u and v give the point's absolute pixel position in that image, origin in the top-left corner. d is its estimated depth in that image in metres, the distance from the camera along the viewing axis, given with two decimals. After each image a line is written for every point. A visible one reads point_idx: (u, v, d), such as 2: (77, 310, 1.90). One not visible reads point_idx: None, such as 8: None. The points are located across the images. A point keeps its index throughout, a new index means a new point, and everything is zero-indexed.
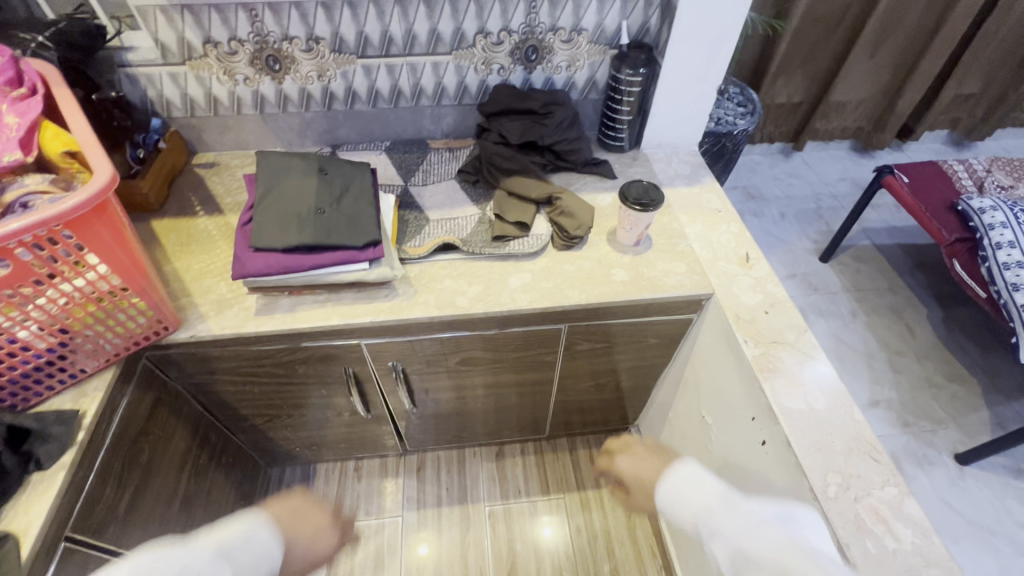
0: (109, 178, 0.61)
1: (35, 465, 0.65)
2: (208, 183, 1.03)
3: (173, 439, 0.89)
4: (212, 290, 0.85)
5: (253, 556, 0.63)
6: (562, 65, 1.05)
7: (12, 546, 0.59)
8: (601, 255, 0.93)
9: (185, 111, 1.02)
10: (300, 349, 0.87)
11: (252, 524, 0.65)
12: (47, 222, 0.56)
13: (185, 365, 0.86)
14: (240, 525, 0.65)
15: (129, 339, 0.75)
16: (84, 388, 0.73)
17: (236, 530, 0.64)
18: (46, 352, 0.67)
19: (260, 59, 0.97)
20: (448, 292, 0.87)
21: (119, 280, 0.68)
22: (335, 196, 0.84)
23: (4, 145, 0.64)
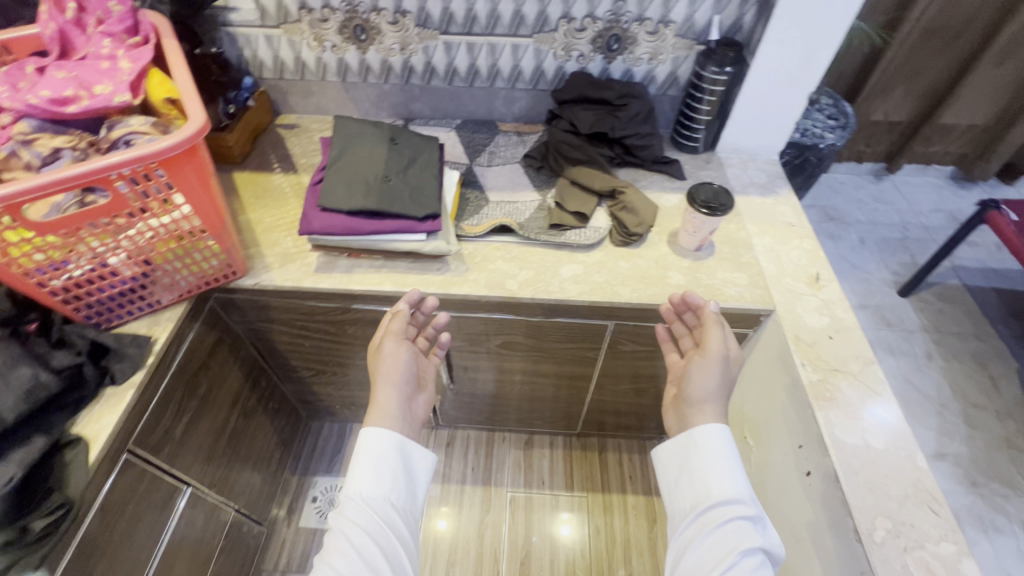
0: (201, 125, 0.66)
1: (110, 380, 0.72)
2: (287, 143, 1.09)
3: (228, 377, 0.96)
4: (279, 243, 0.90)
5: (397, 495, 0.69)
6: (644, 58, 1.02)
7: (83, 448, 0.65)
8: (659, 255, 0.90)
9: (275, 73, 1.08)
10: (351, 310, 0.90)
11: (374, 446, 0.70)
12: (144, 158, 0.61)
13: (246, 311, 0.92)
14: (364, 453, 0.69)
15: (201, 279, 0.81)
16: (158, 316, 0.79)
17: (368, 476, 0.68)
18: (130, 280, 0.73)
19: (348, 29, 1.00)
20: (498, 273, 0.87)
21: (199, 222, 0.73)
22: (402, 166, 0.86)
23: (116, 86, 0.70)
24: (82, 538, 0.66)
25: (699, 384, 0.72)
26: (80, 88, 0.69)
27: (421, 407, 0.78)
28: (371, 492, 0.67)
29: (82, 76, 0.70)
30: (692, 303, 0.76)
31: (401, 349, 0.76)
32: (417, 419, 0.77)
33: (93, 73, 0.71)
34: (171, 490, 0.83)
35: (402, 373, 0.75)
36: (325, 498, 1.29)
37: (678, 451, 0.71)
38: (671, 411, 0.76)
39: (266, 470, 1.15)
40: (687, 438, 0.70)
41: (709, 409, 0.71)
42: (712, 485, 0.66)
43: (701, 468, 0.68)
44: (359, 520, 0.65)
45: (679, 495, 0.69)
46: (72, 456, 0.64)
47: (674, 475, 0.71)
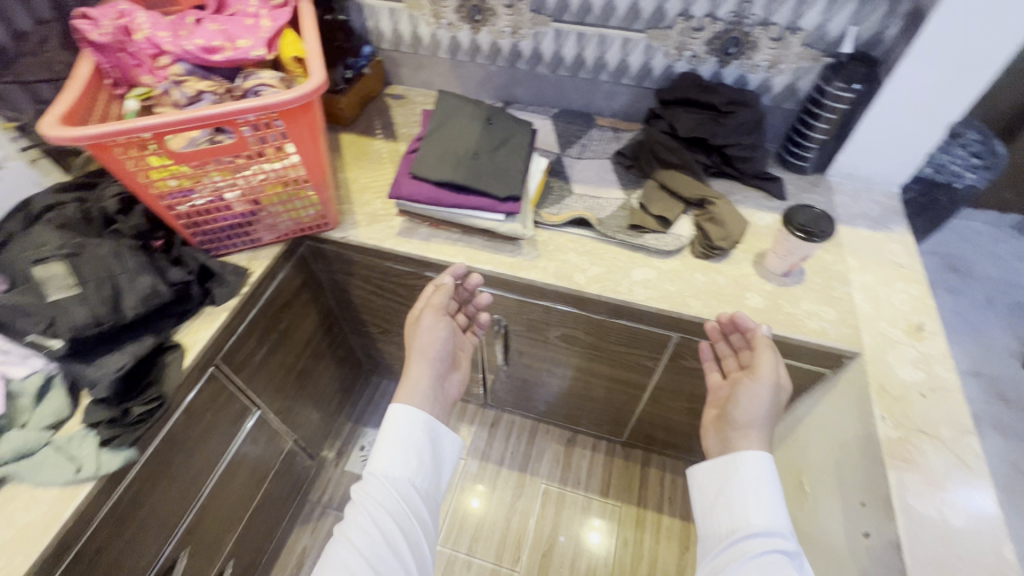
0: (321, 83, 0.71)
1: (210, 301, 0.81)
2: (392, 112, 1.15)
3: (306, 318, 1.05)
4: (369, 204, 0.96)
5: (420, 477, 0.71)
6: (762, 65, 0.96)
7: (180, 354, 0.74)
8: (740, 274, 0.85)
9: (392, 45, 1.14)
10: (423, 277, 0.95)
11: (402, 427, 0.73)
12: (268, 107, 0.68)
13: (331, 261, 1.00)
14: (391, 433, 0.72)
15: (298, 225, 0.88)
16: (257, 252, 0.88)
17: (392, 455, 0.71)
18: (240, 215, 0.81)
19: (465, 8, 1.03)
20: (568, 265, 0.86)
21: (305, 172, 0.79)
22: (493, 146, 0.87)
23: (255, 42, 0.78)
24: (168, 431, 0.76)
25: (747, 408, 0.70)
26: (227, 40, 0.78)
27: (451, 386, 0.82)
28: (395, 471, 0.70)
29: (230, 30, 0.79)
30: (740, 323, 0.74)
31: (439, 323, 0.80)
32: (446, 399, 0.81)
33: (239, 29, 0.79)
34: (242, 408, 0.92)
35: (436, 348, 0.79)
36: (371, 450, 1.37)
37: (716, 474, 0.70)
38: (713, 432, 0.75)
39: (325, 410, 1.24)
40: (728, 463, 0.69)
41: (754, 435, 0.69)
42: (750, 513, 0.64)
43: (740, 495, 0.66)
44: (381, 497, 0.68)
45: (714, 520, 0.67)
46: (171, 359, 0.74)
47: (710, 498, 0.69)
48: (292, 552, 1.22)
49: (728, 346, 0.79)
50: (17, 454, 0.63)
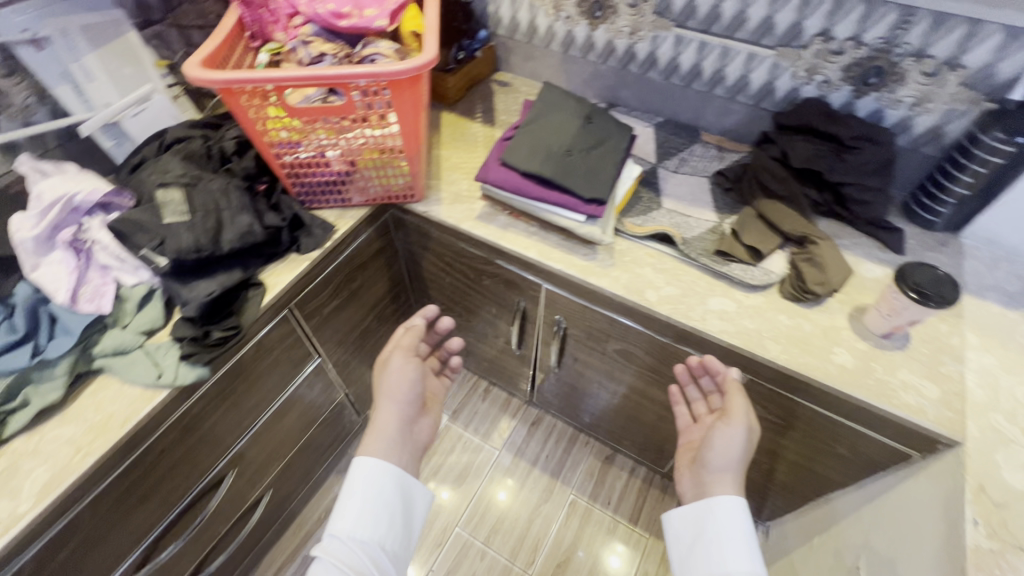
0: (432, 58, 0.73)
1: (295, 249, 0.86)
2: (495, 98, 1.16)
3: (378, 282, 1.10)
4: (456, 184, 0.98)
5: (384, 537, 0.78)
6: (905, 101, 0.85)
7: (261, 292, 0.80)
8: (831, 326, 0.77)
9: (508, 32, 1.15)
10: (493, 263, 0.96)
11: (368, 486, 0.80)
12: (379, 75, 0.70)
13: (412, 232, 1.04)
14: (359, 491, 0.79)
15: (387, 192, 0.91)
16: (345, 212, 0.92)
17: (358, 517, 0.77)
18: (336, 173, 0.86)
19: (586, 3, 1.02)
20: (641, 279, 0.83)
21: (401, 143, 0.82)
22: (588, 145, 0.85)
23: (380, 12, 0.81)
24: (238, 360, 0.82)
25: (722, 452, 0.76)
26: (355, 8, 0.81)
27: (423, 433, 0.91)
28: (360, 530, 0.76)
29: None
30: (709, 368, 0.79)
31: (410, 366, 0.89)
32: (416, 446, 0.90)
33: None
34: (305, 353, 0.98)
35: (406, 393, 0.88)
36: None
37: (694, 520, 0.78)
38: (690, 474, 0.83)
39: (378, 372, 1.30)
40: (702, 511, 0.77)
41: (728, 477, 0.77)
42: (728, 559, 0.73)
43: (717, 541, 0.74)
44: (345, 553, 0.74)
45: (695, 563, 0.76)
46: (252, 295, 0.79)
47: (689, 543, 0.78)
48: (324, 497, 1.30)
49: (699, 388, 0.86)
50: (115, 351, 0.70)
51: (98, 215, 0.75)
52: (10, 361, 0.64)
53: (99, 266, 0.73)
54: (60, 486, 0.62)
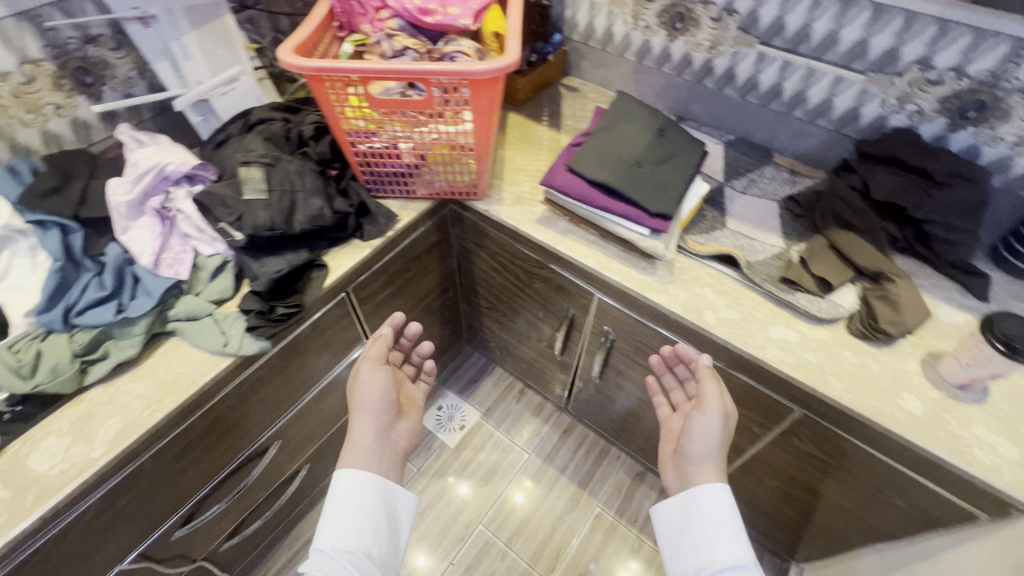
0: (515, 60, 0.73)
1: (358, 236, 0.88)
2: (563, 102, 1.16)
3: (430, 274, 1.12)
4: (518, 185, 0.98)
5: (370, 546, 0.75)
6: (1006, 139, 0.80)
7: (323, 274, 0.82)
8: (901, 369, 0.73)
9: (583, 37, 1.15)
10: (546, 268, 0.96)
11: (351, 494, 0.77)
12: (461, 73, 0.71)
13: (468, 228, 1.05)
14: (342, 501, 0.77)
15: (451, 188, 0.93)
16: (408, 203, 0.94)
17: (342, 528, 0.75)
18: (405, 165, 0.88)
19: (667, 14, 1.00)
20: (700, 299, 0.81)
21: (472, 141, 0.83)
22: (658, 158, 0.84)
23: (464, 12, 0.82)
24: (295, 336, 0.85)
25: (700, 440, 0.75)
26: (441, 5, 0.83)
27: (400, 438, 0.87)
28: (344, 542, 0.73)
29: None
30: (683, 356, 0.79)
31: (379, 375, 0.84)
32: (394, 453, 0.85)
33: None
34: (355, 337, 1.01)
35: (379, 401, 0.83)
36: (446, 412, 1.43)
37: (680, 510, 0.76)
38: (672, 466, 0.81)
39: None
40: (687, 501, 0.75)
41: (711, 465, 0.75)
42: (717, 549, 0.71)
43: (704, 532, 0.73)
44: (330, 570, 0.70)
45: (684, 557, 0.74)
46: (314, 276, 0.82)
47: (677, 536, 0.76)
48: None
49: (677, 376, 0.87)
50: (187, 316, 0.74)
51: (184, 186, 0.79)
52: (97, 315, 0.69)
53: (180, 234, 0.77)
54: (131, 437, 0.66)
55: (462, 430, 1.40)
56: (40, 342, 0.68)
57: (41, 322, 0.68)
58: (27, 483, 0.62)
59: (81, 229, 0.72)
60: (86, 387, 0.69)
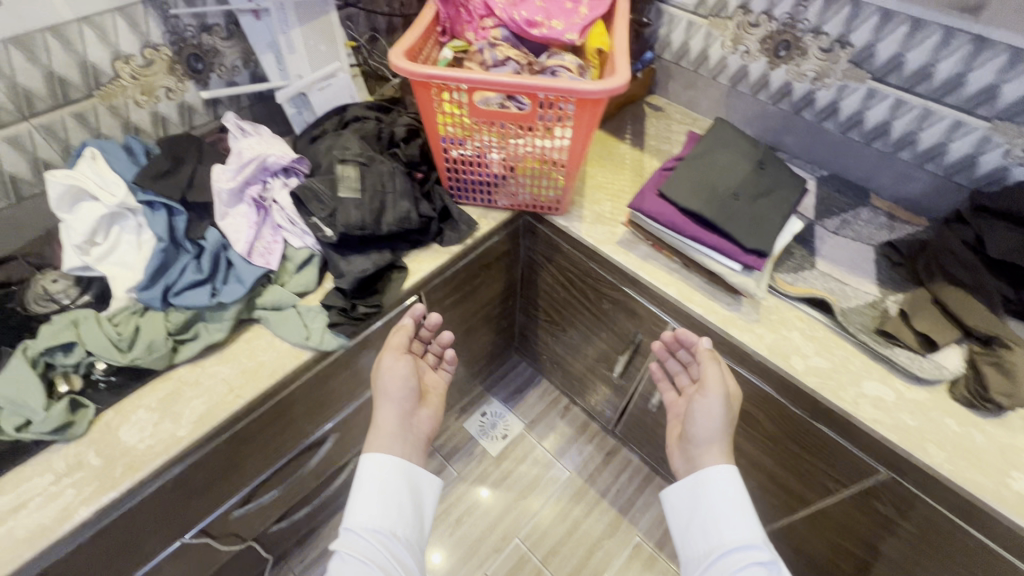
0: (625, 82, 0.71)
1: (438, 241, 0.88)
2: (646, 121, 1.13)
3: (495, 282, 1.12)
4: (599, 204, 0.96)
5: (397, 529, 0.73)
6: None
7: (402, 276, 0.82)
8: (1009, 444, 0.68)
9: (674, 57, 1.12)
10: (620, 290, 0.94)
11: (380, 476, 0.75)
12: (570, 91, 0.69)
13: (540, 241, 1.05)
14: (371, 483, 0.75)
15: (533, 201, 0.92)
16: (488, 212, 0.94)
17: (373, 508, 0.73)
18: (492, 175, 0.87)
19: (772, 41, 0.96)
20: (787, 343, 0.77)
21: (566, 158, 0.81)
22: (757, 192, 0.80)
23: (570, 27, 0.81)
24: (368, 335, 0.86)
25: (704, 422, 0.76)
26: (548, 19, 0.82)
27: (422, 423, 0.84)
28: (375, 522, 0.72)
29: (552, 10, 0.83)
30: (686, 342, 0.79)
31: (401, 365, 0.81)
32: (417, 439, 0.82)
33: (559, 11, 0.83)
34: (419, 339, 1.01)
35: (400, 388, 0.81)
36: (490, 420, 1.42)
37: (690, 495, 0.75)
38: (678, 451, 0.81)
39: (469, 367, 1.32)
40: (696, 483, 0.75)
41: (715, 445, 0.76)
42: (726, 530, 0.70)
43: (714, 515, 0.72)
44: (361, 550, 0.69)
45: (694, 540, 0.72)
46: (394, 278, 0.82)
47: (686, 520, 0.74)
48: None
49: (678, 361, 0.85)
50: (273, 306, 0.76)
51: (280, 178, 0.80)
52: (193, 298, 0.71)
53: (273, 224, 0.79)
54: (214, 420, 0.68)
55: (504, 440, 1.39)
56: (138, 318, 0.71)
57: (142, 299, 0.70)
58: (117, 454, 0.64)
59: (185, 212, 0.74)
60: (175, 365, 0.72)
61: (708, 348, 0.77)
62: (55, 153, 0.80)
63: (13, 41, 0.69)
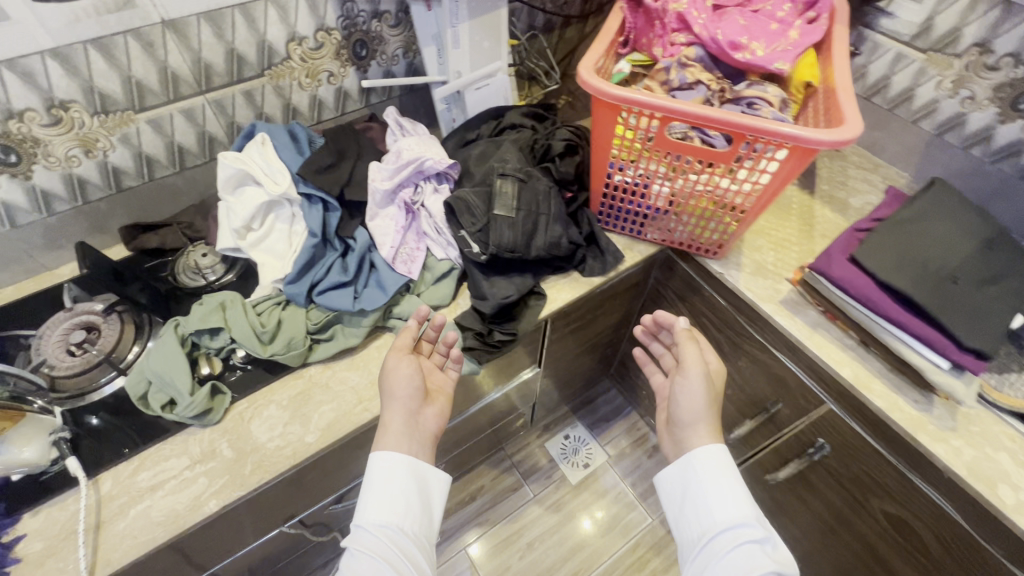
0: (857, 131, 0.59)
1: (579, 269, 0.81)
2: (819, 161, 1.00)
3: (615, 313, 1.04)
4: (760, 251, 0.85)
5: (410, 521, 0.62)
6: None
7: (541, 303, 0.76)
8: None
9: (867, 91, 0.97)
10: (769, 355, 0.84)
11: (388, 472, 0.63)
12: (787, 137, 0.59)
13: (677, 280, 0.95)
14: (379, 478, 0.63)
15: (688, 241, 0.82)
16: (635, 244, 0.86)
17: (382, 499, 0.62)
18: (652, 208, 0.78)
19: (1011, 89, 0.79)
20: (990, 467, 0.64)
21: (748, 204, 0.71)
22: (980, 277, 0.67)
23: (782, 54, 0.70)
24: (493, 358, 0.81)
25: (687, 406, 0.71)
26: (751, 40, 0.72)
27: (431, 421, 0.68)
28: (386, 516, 0.61)
29: (761, 33, 0.73)
30: (667, 323, 0.75)
31: (405, 363, 0.66)
32: (424, 437, 0.67)
33: (768, 35, 0.73)
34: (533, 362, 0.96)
35: (405, 387, 0.65)
36: (572, 444, 1.36)
37: (680, 481, 0.69)
38: (667, 436, 0.75)
39: (564, 388, 1.26)
40: (684, 467, 0.68)
41: (698, 427, 0.70)
42: (717, 510, 0.64)
43: (702, 497, 0.66)
44: (373, 550, 0.58)
45: (688, 525, 0.66)
46: (532, 304, 0.76)
47: (679, 505, 0.68)
48: (470, 484, 1.30)
49: (662, 343, 0.81)
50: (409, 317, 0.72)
51: (432, 183, 0.76)
52: (336, 300, 0.68)
53: (418, 231, 0.75)
54: (342, 431, 0.65)
55: (584, 469, 1.32)
56: (280, 310, 0.70)
57: (288, 293, 0.68)
58: (248, 449, 0.64)
59: (339, 209, 0.72)
60: (308, 364, 0.70)
61: (686, 328, 0.73)
62: (221, 129, 0.80)
63: (205, 16, 0.68)
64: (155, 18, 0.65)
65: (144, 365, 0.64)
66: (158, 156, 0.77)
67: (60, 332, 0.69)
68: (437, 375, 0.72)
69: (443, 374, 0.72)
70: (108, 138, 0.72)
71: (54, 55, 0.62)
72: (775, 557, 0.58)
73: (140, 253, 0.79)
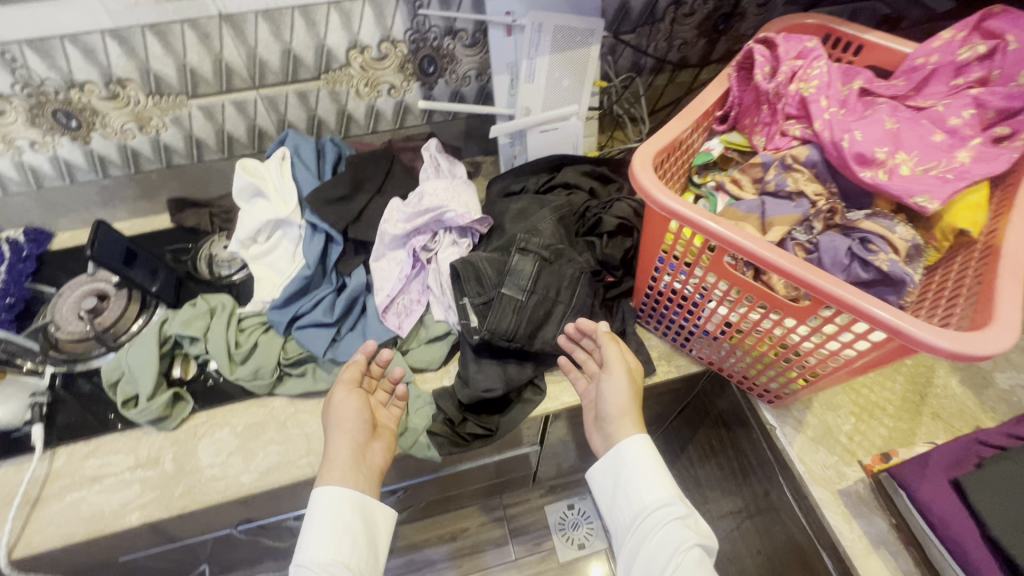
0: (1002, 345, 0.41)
1: None
2: None
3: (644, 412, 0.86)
4: (836, 413, 0.66)
5: (357, 557, 0.52)
6: None
7: (533, 401, 0.65)
8: None
9: None
10: (810, 550, 0.64)
11: (342, 505, 0.53)
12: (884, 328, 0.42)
13: (728, 404, 0.76)
14: (328, 512, 0.53)
15: (741, 377, 0.65)
16: (674, 355, 0.70)
17: (327, 534, 0.52)
18: (702, 328, 0.62)
19: None
20: None
21: (822, 364, 0.54)
22: None
23: (934, 185, 0.51)
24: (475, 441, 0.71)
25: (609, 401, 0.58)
26: (894, 153, 0.53)
27: (378, 458, 0.58)
28: (335, 556, 0.51)
29: (913, 149, 0.54)
30: (585, 330, 0.59)
31: (353, 398, 0.58)
32: (371, 473, 0.57)
33: (924, 153, 0.54)
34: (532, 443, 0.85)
35: (353, 420, 0.57)
36: (573, 517, 1.23)
37: (609, 470, 0.58)
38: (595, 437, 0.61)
39: (578, 461, 1.13)
40: (612, 458, 0.57)
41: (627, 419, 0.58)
42: (644, 494, 0.55)
43: (629, 484, 0.56)
44: None
45: (616, 513, 0.57)
46: (525, 400, 0.65)
47: (607, 494, 0.58)
48: (456, 521, 1.23)
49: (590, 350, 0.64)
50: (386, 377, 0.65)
51: (452, 235, 0.67)
52: (312, 339, 0.64)
53: (423, 283, 0.68)
54: (278, 479, 0.61)
55: (577, 551, 1.19)
56: (261, 332, 0.67)
57: (270, 318, 0.65)
58: (188, 469, 0.62)
59: (342, 243, 0.68)
60: (274, 394, 0.66)
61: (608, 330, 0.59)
62: (271, 124, 0.78)
63: (263, 14, 0.65)
64: (212, 11, 0.63)
65: (123, 355, 0.65)
66: (207, 140, 0.77)
67: (75, 296, 0.72)
68: (386, 412, 0.62)
69: (389, 411, 0.62)
70: (161, 118, 0.72)
71: (114, 36, 0.62)
72: (701, 533, 0.52)
73: (179, 229, 0.81)
